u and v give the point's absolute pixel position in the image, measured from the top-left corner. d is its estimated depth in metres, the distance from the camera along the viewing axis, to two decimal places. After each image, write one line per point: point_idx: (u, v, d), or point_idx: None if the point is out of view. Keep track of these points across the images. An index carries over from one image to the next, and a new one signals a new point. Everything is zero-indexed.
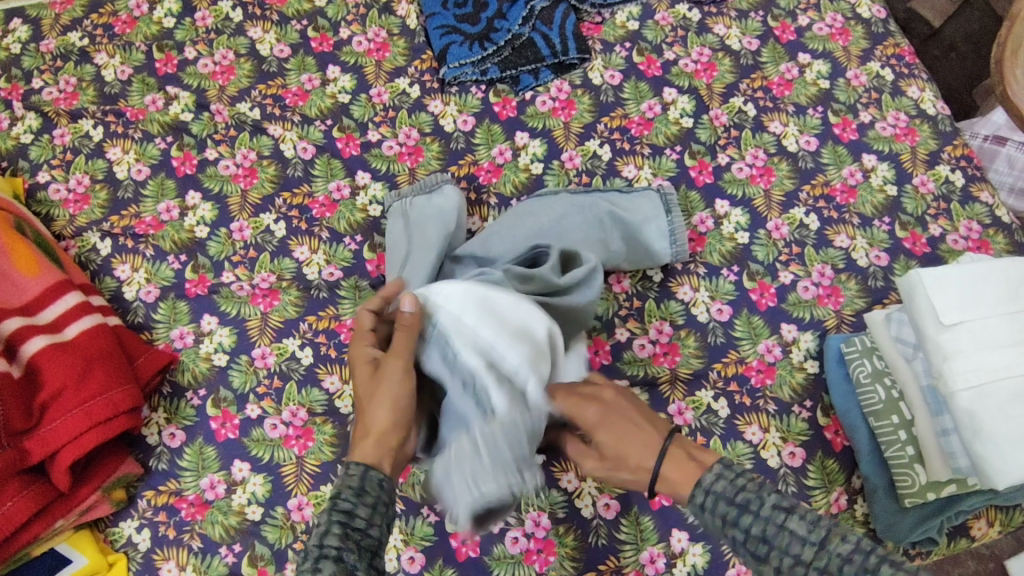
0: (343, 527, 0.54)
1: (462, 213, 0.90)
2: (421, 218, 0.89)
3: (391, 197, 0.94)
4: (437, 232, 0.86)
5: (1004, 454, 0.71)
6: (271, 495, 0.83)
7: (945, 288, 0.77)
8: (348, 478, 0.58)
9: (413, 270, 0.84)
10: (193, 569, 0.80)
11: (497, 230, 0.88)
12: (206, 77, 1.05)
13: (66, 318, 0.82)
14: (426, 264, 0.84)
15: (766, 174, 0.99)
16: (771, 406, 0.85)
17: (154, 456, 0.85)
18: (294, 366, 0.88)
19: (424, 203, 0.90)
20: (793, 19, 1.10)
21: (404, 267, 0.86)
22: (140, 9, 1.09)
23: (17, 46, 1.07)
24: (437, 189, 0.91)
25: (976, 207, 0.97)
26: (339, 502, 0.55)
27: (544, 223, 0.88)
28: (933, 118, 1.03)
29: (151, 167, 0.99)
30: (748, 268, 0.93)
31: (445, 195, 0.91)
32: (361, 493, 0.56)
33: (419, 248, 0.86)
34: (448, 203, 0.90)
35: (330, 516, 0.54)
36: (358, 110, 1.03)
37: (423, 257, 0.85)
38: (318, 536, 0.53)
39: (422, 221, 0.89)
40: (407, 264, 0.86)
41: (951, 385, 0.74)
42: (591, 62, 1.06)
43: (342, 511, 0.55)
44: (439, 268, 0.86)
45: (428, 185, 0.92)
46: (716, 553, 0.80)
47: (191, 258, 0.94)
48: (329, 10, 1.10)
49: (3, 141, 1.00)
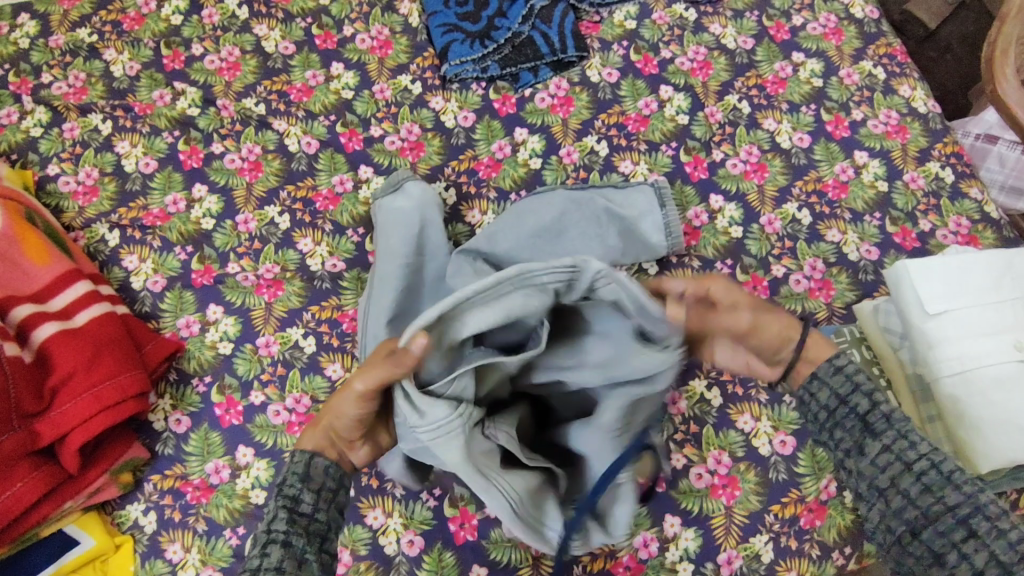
0: (290, 513, 0.56)
1: (428, 207, 0.92)
2: (387, 218, 0.92)
3: (376, 193, 0.96)
4: (404, 234, 0.89)
5: (984, 438, 0.74)
6: (275, 479, 0.85)
7: (933, 277, 0.79)
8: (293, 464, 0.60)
9: (382, 275, 0.86)
10: (198, 551, 0.82)
11: (498, 229, 0.89)
12: (213, 73, 1.07)
13: (77, 306, 0.85)
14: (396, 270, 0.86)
15: (760, 170, 1.01)
16: (763, 396, 0.88)
17: (160, 441, 0.87)
18: (297, 354, 0.91)
19: (391, 203, 0.93)
20: (788, 19, 1.12)
21: (379, 268, 0.88)
22: (148, 6, 1.12)
23: (26, 41, 1.09)
24: (401, 186, 0.94)
25: (966, 203, 0.99)
26: (285, 488, 0.58)
27: (545, 221, 0.89)
28: (924, 116, 1.05)
29: (158, 160, 1.01)
30: (742, 262, 0.95)
31: (409, 191, 0.94)
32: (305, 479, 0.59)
33: (384, 255, 0.88)
34: (411, 199, 0.92)
35: (277, 502, 0.57)
36: (361, 106, 1.05)
37: (394, 261, 0.87)
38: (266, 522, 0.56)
39: (389, 221, 0.91)
40: (380, 266, 0.88)
41: (937, 372, 0.77)
42: (589, 60, 1.08)
43: (287, 496, 0.57)
44: (413, 268, 0.87)
45: (396, 183, 0.95)
46: (708, 538, 0.82)
47: (197, 249, 0.96)
48: (333, 8, 1.12)
49: (13, 135, 1.02)
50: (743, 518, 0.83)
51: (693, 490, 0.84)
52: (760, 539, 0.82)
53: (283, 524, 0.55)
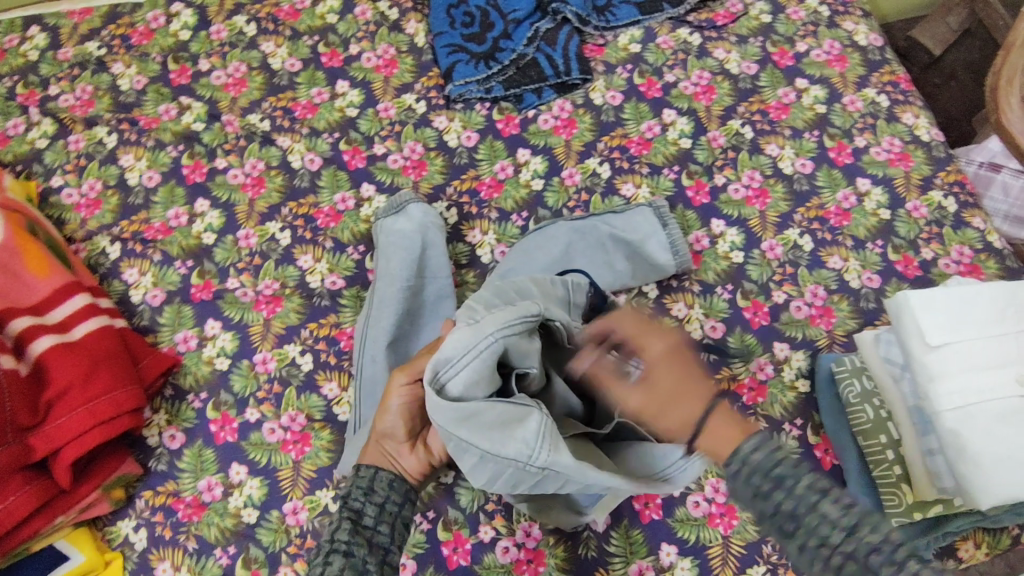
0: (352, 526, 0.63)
1: (428, 233, 0.92)
2: (386, 243, 0.92)
3: (379, 212, 0.96)
4: (401, 262, 0.90)
5: (986, 475, 0.73)
6: (267, 498, 0.84)
7: (933, 310, 0.78)
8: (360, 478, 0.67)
9: (381, 301, 0.88)
10: (188, 570, 0.81)
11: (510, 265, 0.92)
12: (219, 88, 1.08)
13: (75, 319, 0.85)
14: (395, 294, 0.88)
15: (762, 196, 1.01)
16: (763, 423, 0.87)
17: (154, 457, 0.87)
18: (294, 371, 0.90)
19: (391, 228, 0.93)
20: (792, 45, 1.12)
21: (375, 292, 0.89)
22: (157, 21, 1.13)
23: (34, 53, 1.10)
24: (403, 211, 0.94)
25: (969, 232, 0.99)
26: (349, 503, 0.65)
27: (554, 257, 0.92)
28: (927, 144, 1.05)
29: (162, 174, 1.01)
30: (742, 287, 0.95)
31: (410, 217, 0.93)
32: (367, 492, 0.66)
33: (382, 277, 0.90)
34: (411, 226, 0.92)
35: (342, 514, 0.64)
36: (364, 124, 1.05)
37: (390, 286, 0.88)
38: (331, 532, 0.63)
39: (387, 247, 0.92)
40: (376, 291, 0.89)
41: (937, 405, 0.76)
42: (593, 83, 1.09)
43: (351, 510, 0.65)
44: (413, 292, 0.89)
45: (395, 205, 0.95)
46: (704, 567, 0.81)
47: (197, 264, 0.96)
48: (340, 26, 1.13)
49: (19, 146, 1.03)
50: (741, 548, 0.82)
51: (690, 518, 0.83)
52: (757, 570, 0.81)
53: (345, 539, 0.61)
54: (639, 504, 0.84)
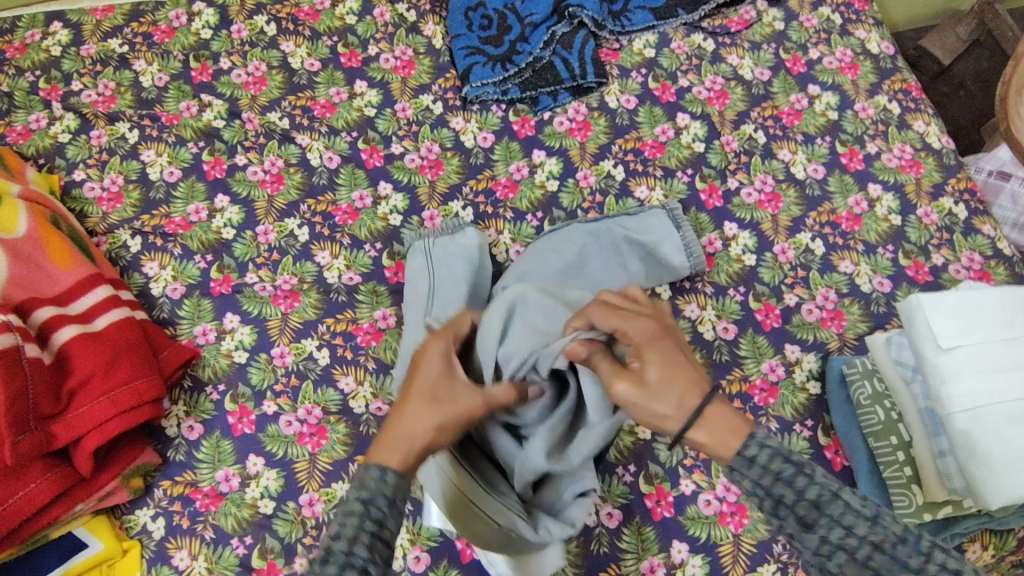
0: (371, 537, 0.51)
1: (484, 251, 0.93)
2: (444, 255, 0.92)
3: (413, 237, 0.96)
4: (466, 265, 0.90)
5: (997, 475, 0.74)
6: (284, 490, 0.85)
7: (944, 313, 0.80)
8: (383, 486, 0.53)
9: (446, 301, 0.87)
10: (205, 559, 0.82)
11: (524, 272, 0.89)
12: (239, 86, 1.09)
13: (97, 309, 0.86)
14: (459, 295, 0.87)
15: (774, 200, 1.02)
16: (773, 424, 0.88)
17: (172, 447, 0.88)
18: (311, 365, 0.91)
19: (446, 244, 0.93)
20: (804, 52, 1.14)
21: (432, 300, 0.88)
22: (179, 20, 1.15)
23: (57, 48, 1.12)
24: (458, 234, 0.94)
25: (978, 239, 1.00)
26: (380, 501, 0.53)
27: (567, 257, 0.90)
28: (938, 151, 1.06)
29: (182, 170, 1.03)
30: (755, 289, 0.96)
31: (467, 235, 0.94)
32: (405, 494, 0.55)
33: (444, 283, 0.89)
34: (469, 241, 0.93)
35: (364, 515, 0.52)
36: (383, 124, 1.07)
37: (454, 288, 0.88)
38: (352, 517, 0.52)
39: (446, 258, 0.92)
40: (435, 297, 0.88)
41: (948, 407, 0.77)
42: (608, 86, 1.10)
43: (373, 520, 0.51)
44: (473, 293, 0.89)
45: (450, 228, 0.95)
46: (715, 566, 0.82)
47: (217, 258, 0.97)
48: (359, 28, 1.15)
49: (41, 140, 1.04)
50: (751, 547, 0.83)
51: (701, 516, 0.84)
52: (768, 569, 0.82)
53: (365, 551, 0.50)
54: (651, 501, 0.85)
